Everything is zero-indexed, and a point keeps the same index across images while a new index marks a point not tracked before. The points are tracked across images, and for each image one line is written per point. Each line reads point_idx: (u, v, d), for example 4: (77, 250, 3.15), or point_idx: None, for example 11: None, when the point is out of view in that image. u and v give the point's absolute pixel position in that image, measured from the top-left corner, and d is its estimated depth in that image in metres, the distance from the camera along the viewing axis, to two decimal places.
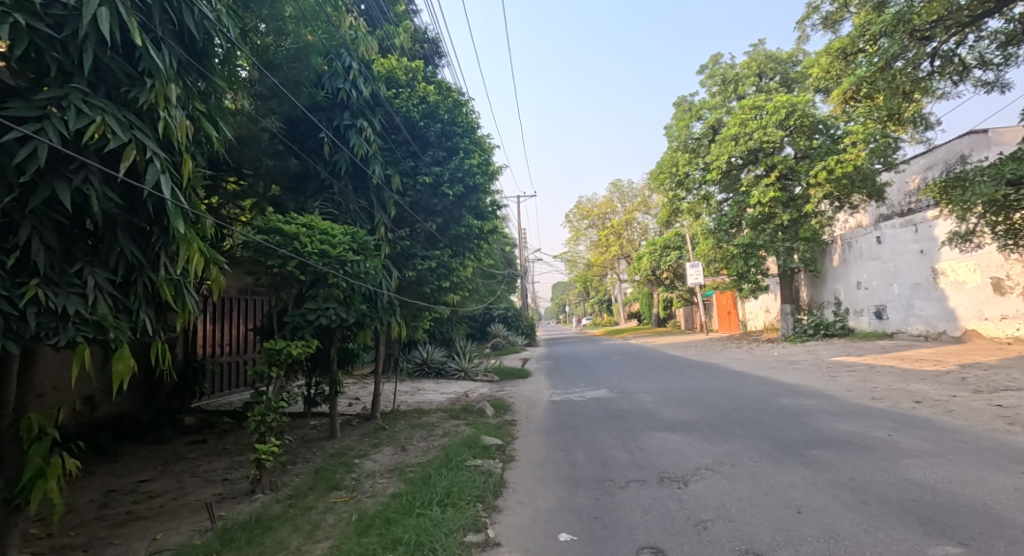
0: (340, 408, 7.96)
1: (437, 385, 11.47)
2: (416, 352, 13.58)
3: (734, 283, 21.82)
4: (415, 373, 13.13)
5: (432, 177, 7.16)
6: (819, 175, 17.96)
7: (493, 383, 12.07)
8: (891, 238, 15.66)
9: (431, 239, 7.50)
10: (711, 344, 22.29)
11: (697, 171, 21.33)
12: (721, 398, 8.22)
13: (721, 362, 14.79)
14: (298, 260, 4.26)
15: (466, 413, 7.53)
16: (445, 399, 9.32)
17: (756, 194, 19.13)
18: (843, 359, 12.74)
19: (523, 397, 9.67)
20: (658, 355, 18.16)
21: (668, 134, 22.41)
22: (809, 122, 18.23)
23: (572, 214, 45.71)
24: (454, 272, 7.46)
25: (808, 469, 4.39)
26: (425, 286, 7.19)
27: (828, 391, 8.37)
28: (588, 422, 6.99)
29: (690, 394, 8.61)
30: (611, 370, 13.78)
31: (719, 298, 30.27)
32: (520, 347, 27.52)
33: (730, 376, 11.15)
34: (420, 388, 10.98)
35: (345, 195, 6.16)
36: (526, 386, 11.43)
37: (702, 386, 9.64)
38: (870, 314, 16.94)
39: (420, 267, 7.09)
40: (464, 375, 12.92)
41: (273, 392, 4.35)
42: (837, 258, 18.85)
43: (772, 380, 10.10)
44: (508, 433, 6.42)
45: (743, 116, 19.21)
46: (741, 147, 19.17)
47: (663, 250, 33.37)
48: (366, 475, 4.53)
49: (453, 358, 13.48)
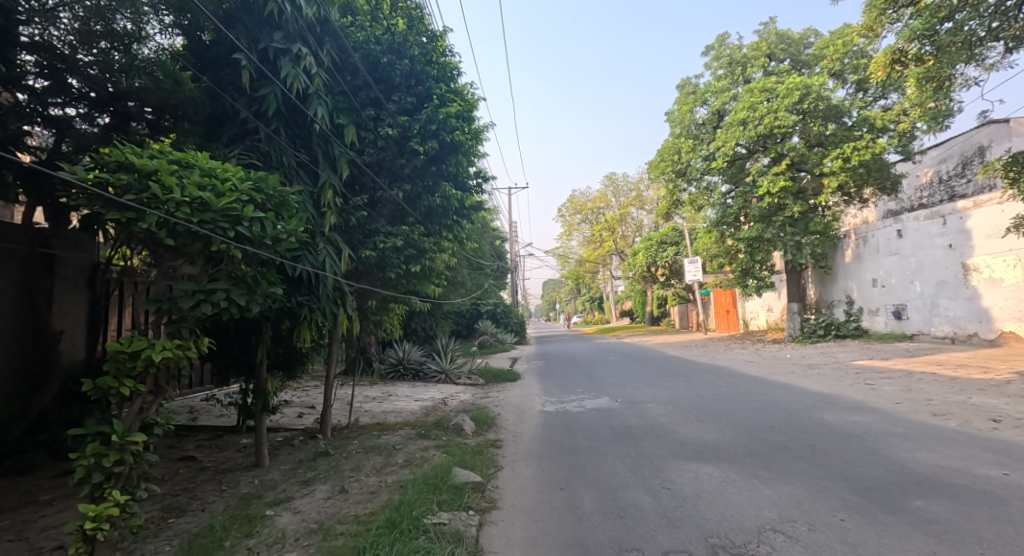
0: (284, 422, 6.46)
1: (411, 391, 9.93)
2: (391, 351, 12.06)
3: (738, 280, 20.71)
4: (389, 374, 11.59)
5: (397, 129, 5.63)
6: (834, 163, 16.69)
7: (477, 388, 10.60)
8: (913, 231, 14.45)
9: (398, 213, 6.02)
10: (713, 345, 20.99)
11: (700, 160, 19.97)
12: (750, 412, 6.79)
13: (730, 364, 13.45)
14: (160, 214, 2.64)
15: (438, 430, 6.05)
16: (419, 410, 7.81)
17: (765, 184, 17.80)
18: (869, 364, 11.43)
19: (511, 406, 8.20)
20: (658, 356, 16.84)
21: (670, 120, 21.00)
22: (823, 107, 16.89)
23: (564, 208, 44.11)
24: (428, 254, 5.99)
25: (931, 537, 2.95)
26: (389, 271, 5.69)
27: (876, 405, 6.98)
28: (591, 444, 5.54)
29: (712, 408, 7.19)
30: (609, 373, 12.37)
31: (718, 296, 29.07)
32: (510, 345, 26.18)
33: (748, 382, 9.77)
34: (390, 393, 9.45)
35: (276, 143, 4.61)
36: (515, 391, 9.98)
37: (721, 396, 8.22)
38: (887, 313, 15.71)
39: (384, 246, 5.57)
40: (445, 378, 11.42)
41: (125, 417, 2.83)
42: (850, 253, 17.60)
43: (799, 388, 8.72)
44: (489, 461, 4.95)
45: (751, 100, 17.81)
46: (749, 133, 17.81)
47: (659, 246, 32.39)
48: (270, 543, 3.00)
49: (433, 359, 11.97)
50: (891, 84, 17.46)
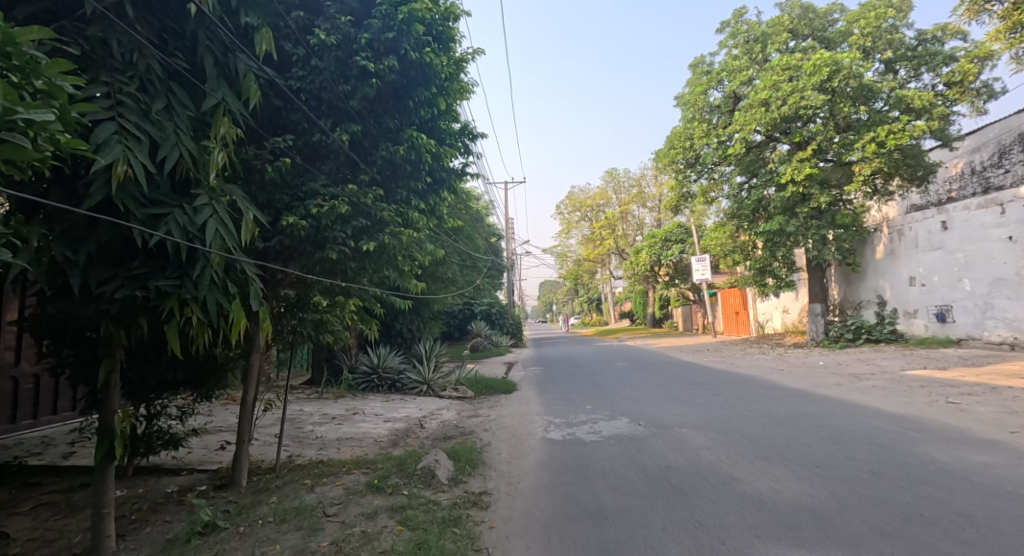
0: (190, 462, 4.74)
1: (384, 408, 8.12)
2: (364, 357, 10.26)
3: (755, 279, 19.01)
4: (362, 385, 9.79)
5: (338, 39, 3.95)
6: (867, 148, 15.01)
7: (465, 402, 8.84)
8: (961, 223, 12.85)
9: (345, 168, 4.34)
10: (727, 349, 19.28)
11: (714, 147, 18.26)
12: (825, 447, 5.02)
13: (756, 373, 11.76)
14: None
15: (402, 474, 4.30)
16: (386, 440, 6.04)
17: (789, 172, 16.08)
18: (926, 374, 9.77)
19: (505, 431, 6.45)
20: (671, 362, 15.13)
21: (680, 104, 19.27)
22: (855, 85, 15.18)
23: (563, 205, 42.46)
24: (387, 226, 4.31)
25: None
26: (327, 249, 3.98)
27: (986, 435, 5.28)
28: (622, 503, 3.77)
29: (768, 439, 5.46)
30: (620, 383, 10.62)
31: (726, 297, 27.46)
32: (505, 347, 24.44)
33: (792, 397, 8.07)
34: (356, 412, 7.67)
35: (124, 29, 2.80)
36: (510, 408, 8.22)
37: (772, 419, 6.45)
38: (927, 315, 14.11)
39: (319, 212, 3.87)
40: (426, 389, 9.65)
41: None
42: (881, 249, 15.95)
43: (864, 407, 6.98)
44: (468, 540, 3.18)
45: (773, 78, 16.11)
46: (770, 116, 16.10)
47: (663, 244, 30.67)
48: None
49: (413, 367, 10.19)
50: (926, 63, 15.82)
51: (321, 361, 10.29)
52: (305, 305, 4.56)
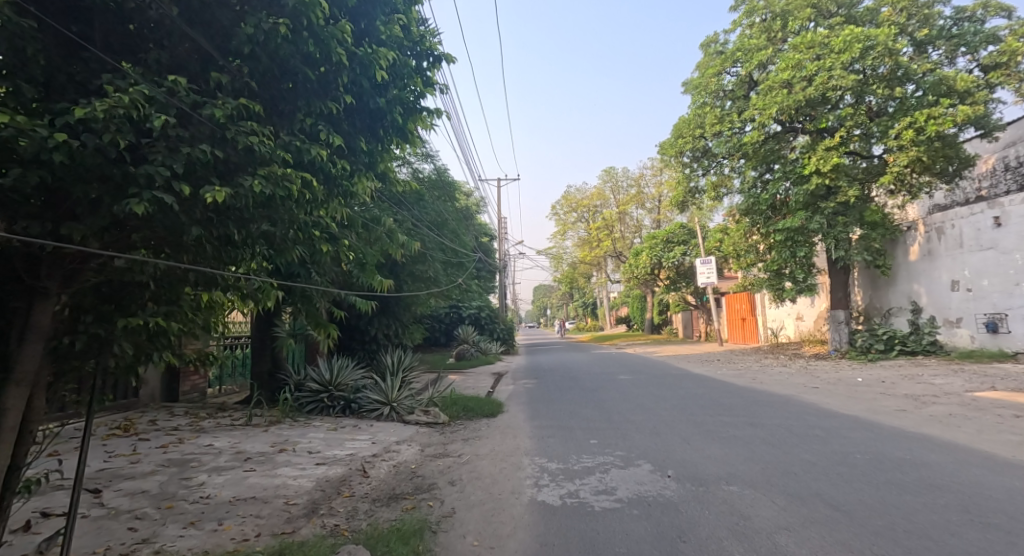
0: None
1: (324, 440, 6.22)
2: (313, 371, 8.29)
3: (772, 282, 17.23)
4: (308, 407, 7.81)
5: None
6: (903, 134, 13.23)
7: (436, 432, 6.98)
8: (1021, 218, 11.37)
9: (192, 66, 2.70)
10: (739, 359, 17.51)
11: (728, 135, 16.55)
12: (979, 538, 3.14)
13: (788, 392, 9.96)
14: None
15: None
16: (304, 502, 4.14)
17: (813, 161, 14.37)
18: (1005, 397, 7.98)
19: (480, 486, 4.58)
20: (681, 375, 13.31)
21: (690, 88, 17.53)
22: (890, 65, 13.46)
23: (558, 205, 40.78)
24: (263, 167, 2.59)
25: None
26: (129, 199, 2.13)
27: None
28: None
29: (873, 516, 3.59)
30: (630, 404, 8.81)
31: (733, 302, 25.75)
32: (495, 354, 22.56)
33: (856, 430, 6.25)
34: (283, 447, 5.78)
35: None
36: (492, 442, 6.35)
37: (854, 472, 4.58)
38: (974, 324, 12.56)
39: (101, 120, 2.02)
40: (388, 412, 7.75)
41: None
42: (916, 250, 14.27)
43: (967, 451, 5.15)
44: None
45: (796, 58, 14.38)
46: (793, 99, 14.33)
47: (664, 245, 28.87)
48: None
49: (374, 384, 8.26)
50: (965, 43, 14.17)
51: (261, 377, 8.28)
52: (132, 311, 2.67)
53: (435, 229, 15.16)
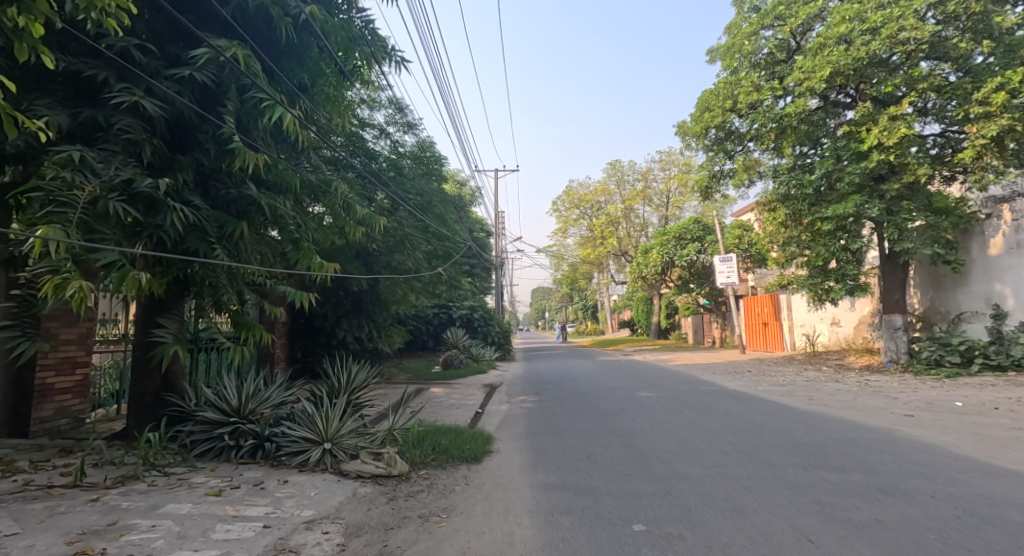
0: None
1: (178, 523, 3.63)
2: (211, 391, 5.70)
3: (815, 280, 14.72)
4: (199, 449, 5.26)
5: None
6: (994, 97, 10.73)
7: (381, 500, 4.41)
8: None
9: None
10: (775, 370, 14.97)
11: (766, 106, 14.04)
12: None
13: (877, 422, 7.41)
14: None
15: None
16: None
17: (874, 133, 11.90)
18: None
19: None
20: (716, 392, 10.79)
21: (719, 54, 15.13)
22: (976, 13, 11.04)
23: (560, 200, 38.32)
24: None
25: None
26: None
27: None
28: None
29: None
30: (669, 441, 6.27)
31: (754, 305, 23.24)
32: (488, 361, 19.97)
33: None
34: (87, 546, 3.20)
35: None
36: (468, 527, 3.76)
37: None
38: None
39: None
40: (316, 463, 5.17)
41: None
42: (1001, 242, 11.92)
43: None
44: None
45: (852, 8, 12.00)
46: (850, 57, 11.91)
47: (677, 242, 26.35)
48: None
49: (301, 415, 5.69)
50: None
51: (142, 400, 5.66)
52: None
53: (418, 213, 12.74)
